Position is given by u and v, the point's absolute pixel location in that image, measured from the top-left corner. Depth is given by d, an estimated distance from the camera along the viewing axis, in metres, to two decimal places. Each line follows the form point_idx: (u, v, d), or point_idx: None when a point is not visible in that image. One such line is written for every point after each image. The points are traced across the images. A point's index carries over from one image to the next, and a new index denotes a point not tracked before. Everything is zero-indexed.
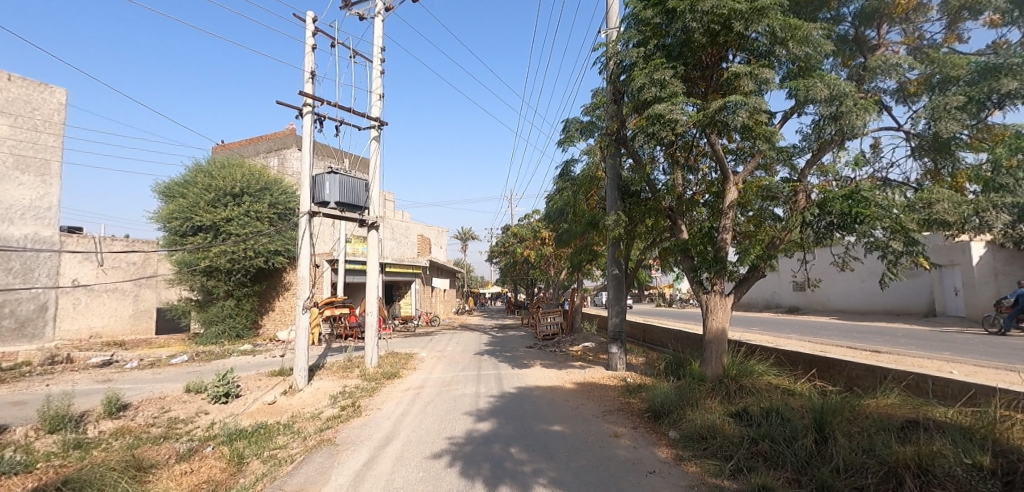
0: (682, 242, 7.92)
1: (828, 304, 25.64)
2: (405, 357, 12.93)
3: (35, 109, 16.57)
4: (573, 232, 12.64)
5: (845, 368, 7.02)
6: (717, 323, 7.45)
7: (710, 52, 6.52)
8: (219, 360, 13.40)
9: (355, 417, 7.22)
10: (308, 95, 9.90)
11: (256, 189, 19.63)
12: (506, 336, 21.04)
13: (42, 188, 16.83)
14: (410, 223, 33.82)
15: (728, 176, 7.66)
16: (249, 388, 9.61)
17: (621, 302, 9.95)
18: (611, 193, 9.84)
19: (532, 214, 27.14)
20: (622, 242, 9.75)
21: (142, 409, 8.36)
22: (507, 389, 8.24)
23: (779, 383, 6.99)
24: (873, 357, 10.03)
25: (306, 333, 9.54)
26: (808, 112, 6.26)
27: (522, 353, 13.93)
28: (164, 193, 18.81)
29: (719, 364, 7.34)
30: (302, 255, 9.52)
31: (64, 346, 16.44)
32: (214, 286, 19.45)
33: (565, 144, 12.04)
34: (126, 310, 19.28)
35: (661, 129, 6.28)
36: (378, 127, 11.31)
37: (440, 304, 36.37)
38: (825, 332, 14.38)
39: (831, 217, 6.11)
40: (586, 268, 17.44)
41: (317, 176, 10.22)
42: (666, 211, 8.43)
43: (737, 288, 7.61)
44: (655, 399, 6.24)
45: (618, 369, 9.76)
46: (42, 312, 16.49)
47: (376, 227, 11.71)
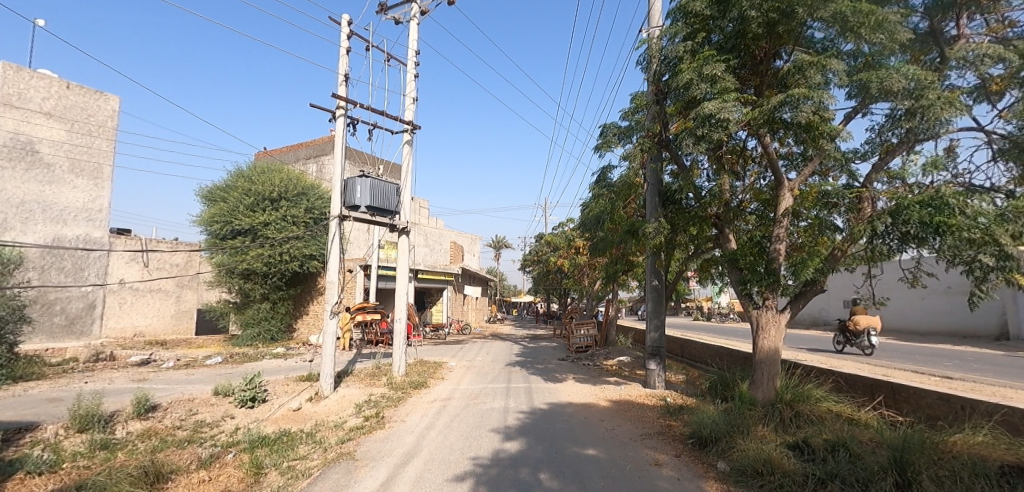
0: (730, 253, 7.34)
1: (882, 323, 23.97)
2: (433, 366, 12.67)
3: (90, 116, 17.53)
4: (609, 241, 12.10)
5: (918, 396, 6.17)
6: (769, 342, 6.77)
7: (764, 47, 6.05)
8: (251, 363, 13.55)
9: (377, 429, 6.95)
10: (342, 99, 9.87)
11: (293, 194, 20.09)
12: (538, 347, 20.53)
13: (95, 191, 17.71)
14: (443, 230, 33.93)
15: (781, 182, 7.05)
16: (276, 392, 9.56)
17: (661, 316, 9.36)
18: (652, 199, 9.42)
19: (565, 222, 26.58)
20: (662, 252, 9.16)
21: (170, 411, 8.41)
22: (537, 405, 7.78)
23: (840, 411, 6.23)
24: (948, 384, 8.99)
25: (332, 339, 9.42)
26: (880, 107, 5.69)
27: (554, 365, 13.41)
28: (206, 198, 19.42)
29: (771, 387, 6.65)
30: (331, 260, 9.40)
31: (109, 343, 17.15)
32: (251, 289, 19.90)
33: (603, 149, 11.59)
34: (169, 311, 19.95)
35: (711, 130, 5.79)
36: (411, 130, 11.18)
37: (472, 312, 36.22)
38: (886, 354, 13.18)
39: (907, 227, 5.40)
40: (622, 278, 16.77)
41: (348, 180, 10.14)
42: (712, 218, 7.84)
43: (792, 303, 6.94)
44: (699, 424, 5.65)
45: (657, 387, 9.13)
46: (91, 310, 17.24)
47: (407, 232, 11.52)
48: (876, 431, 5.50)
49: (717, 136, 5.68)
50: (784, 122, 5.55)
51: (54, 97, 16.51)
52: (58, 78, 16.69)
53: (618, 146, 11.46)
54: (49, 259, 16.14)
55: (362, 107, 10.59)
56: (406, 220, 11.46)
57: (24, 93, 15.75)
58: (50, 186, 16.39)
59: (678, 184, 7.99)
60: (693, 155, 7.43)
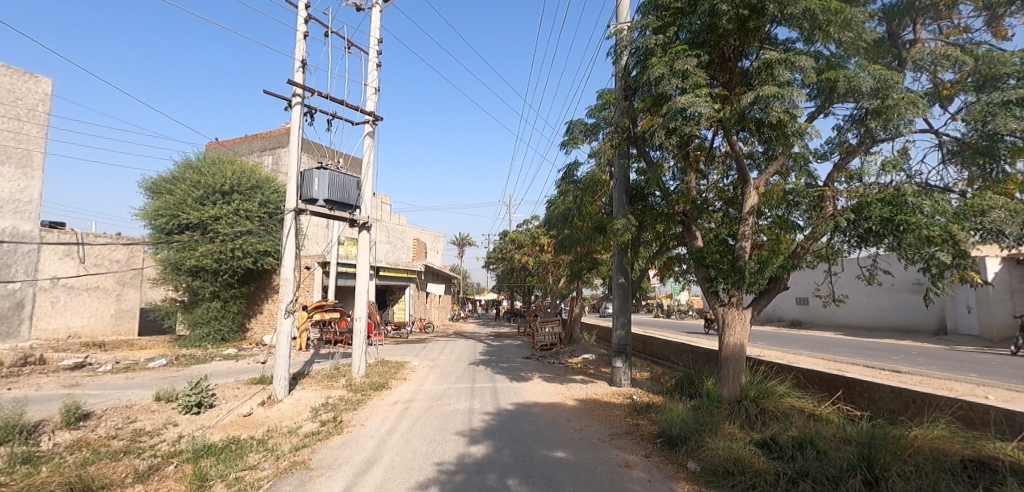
0: (697, 251, 7.34)
1: (832, 319, 25.17)
2: (395, 366, 12.25)
3: (18, 99, 15.98)
4: (576, 238, 12.02)
5: (875, 390, 6.35)
6: (735, 339, 6.79)
7: (733, 44, 6.07)
8: (199, 365, 12.67)
9: (335, 435, 6.53)
10: (299, 85, 9.31)
11: (247, 187, 19.08)
12: (503, 345, 20.35)
13: (24, 180, 16.16)
14: (407, 227, 33.24)
15: (748, 179, 7.11)
16: (226, 397, 8.91)
17: (628, 313, 9.32)
18: (619, 196, 9.36)
19: (530, 220, 26.53)
20: (629, 250, 9.13)
21: (104, 419, 7.65)
22: (503, 406, 7.56)
23: (802, 406, 6.33)
24: (894, 377, 9.42)
25: (287, 339, 8.88)
26: (848, 105, 5.88)
27: (520, 364, 13.25)
28: (150, 190, 18.12)
29: (736, 384, 6.64)
30: (286, 255, 8.84)
31: (38, 346, 15.71)
32: (200, 287, 18.75)
33: (569, 146, 11.49)
34: (109, 310, 18.49)
35: (682, 126, 5.71)
36: (373, 122, 10.71)
37: (436, 311, 35.66)
38: (835, 349, 13.78)
39: (870, 224, 5.52)
40: (587, 276, 16.81)
41: (305, 172, 9.58)
42: (678, 216, 7.81)
43: (757, 300, 6.99)
44: (669, 423, 5.58)
45: (623, 385, 9.09)
46: (18, 310, 15.77)
47: (368, 228, 11.05)
48: (838, 427, 5.59)
49: (688, 132, 5.60)
50: (755, 119, 5.55)
51: None
52: None
53: (584, 143, 11.39)
54: None
55: (320, 96, 10.04)
56: (367, 215, 10.98)
57: None
58: None
59: (647, 181, 7.93)
60: (661, 151, 7.38)
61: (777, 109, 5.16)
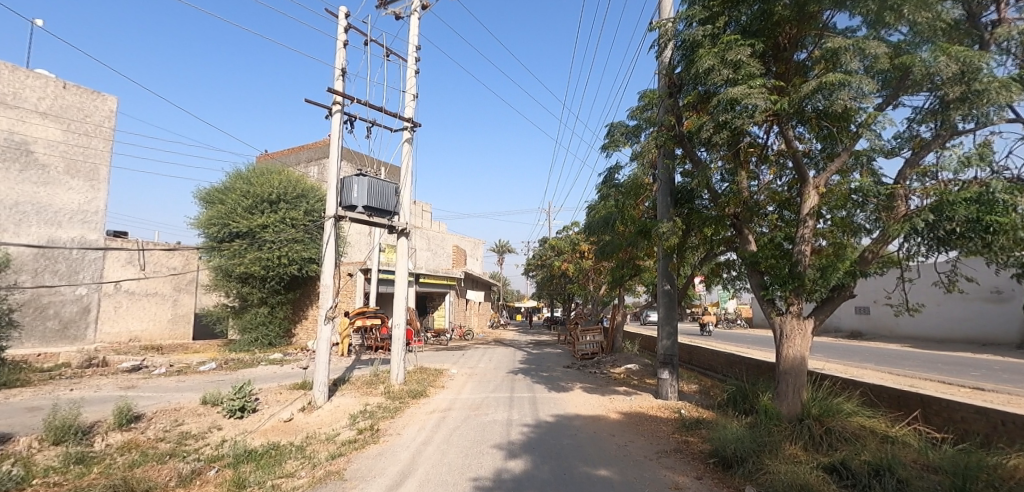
0: (750, 255, 6.85)
1: (897, 330, 23.39)
2: (434, 374, 12.19)
3: (87, 117, 17.26)
4: (619, 244, 11.61)
5: (957, 409, 5.64)
6: (795, 351, 6.23)
7: (788, 33, 5.67)
8: (246, 369, 13.10)
9: (371, 443, 6.44)
10: (339, 94, 9.47)
11: (292, 196, 19.77)
12: (542, 354, 19.97)
13: (91, 193, 17.38)
14: (445, 234, 33.54)
15: (806, 178, 6.58)
16: (268, 401, 9.08)
17: (674, 322, 8.85)
18: (663, 199, 8.93)
19: (569, 226, 26.04)
20: (675, 255, 8.68)
21: (154, 421, 7.94)
22: (543, 418, 7.27)
23: (874, 427, 5.71)
24: (982, 396, 8.42)
25: (327, 345, 8.96)
26: (921, 94, 5.47)
27: (560, 373, 12.90)
28: (204, 200, 19.05)
29: (797, 400, 6.09)
30: (326, 262, 8.95)
31: (103, 349, 16.76)
32: (249, 293, 19.49)
33: (610, 149, 11.13)
34: (165, 315, 19.54)
35: (734, 119, 5.33)
36: (411, 128, 10.77)
37: (474, 318, 35.68)
38: (907, 363, 12.61)
39: (953, 225, 4.92)
40: (629, 283, 16.26)
41: (345, 179, 9.71)
42: (729, 218, 7.33)
43: (819, 309, 6.40)
44: (723, 442, 5.13)
45: (670, 398, 8.59)
46: (85, 314, 16.91)
47: (406, 234, 11.08)
48: (919, 452, 4.97)
49: (741, 125, 5.21)
50: (816, 110, 5.11)
51: (50, 97, 16.22)
52: (54, 78, 16.42)
53: (626, 145, 11.04)
54: (43, 261, 15.86)
55: (360, 104, 10.19)
56: (405, 221, 11.02)
57: (19, 93, 15.45)
58: (44, 187, 16.07)
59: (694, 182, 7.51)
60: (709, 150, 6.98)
61: (844, 98, 4.71)
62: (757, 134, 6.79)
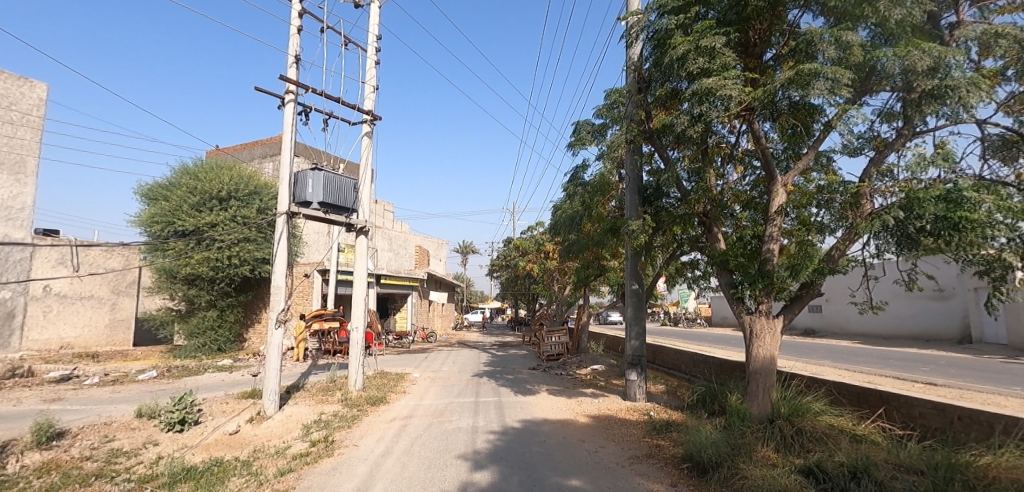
0: (719, 253, 6.78)
1: (847, 328, 24.53)
2: (395, 378, 11.65)
3: (12, 103, 15.70)
4: (585, 243, 11.44)
5: (914, 404, 5.74)
6: (765, 350, 6.16)
7: (760, 26, 5.65)
8: (190, 378, 12.13)
9: (325, 457, 5.92)
10: (292, 81, 8.85)
11: (245, 194, 18.72)
12: (508, 355, 19.67)
13: (16, 186, 15.79)
14: (409, 234, 32.79)
15: (775, 175, 6.56)
16: (212, 413, 8.34)
17: (642, 322, 8.72)
18: (631, 197, 8.80)
19: (535, 226, 25.90)
20: (643, 254, 8.57)
21: (79, 438, 7.09)
22: (510, 424, 6.93)
23: (841, 426, 5.70)
24: (931, 391, 8.74)
25: (279, 350, 8.33)
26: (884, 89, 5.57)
27: (526, 375, 12.64)
28: (146, 196, 17.70)
29: (767, 400, 6.01)
30: (278, 261, 8.31)
31: (29, 357, 15.24)
32: (197, 295, 18.27)
33: (576, 147, 10.95)
34: (103, 320, 18.01)
35: (708, 109, 5.25)
36: (372, 121, 10.24)
37: (439, 319, 35.05)
38: (856, 359, 13.09)
39: (922, 222, 4.94)
40: (594, 284, 16.21)
41: (299, 173, 9.08)
42: (698, 216, 7.24)
43: (787, 308, 6.36)
44: (698, 447, 4.93)
45: (638, 400, 8.43)
46: (8, 319, 15.33)
47: (366, 233, 10.52)
48: (887, 451, 4.95)
49: (716, 115, 5.10)
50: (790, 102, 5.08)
51: None
52: None
53: (592, 144, 10.91)
54: None
55: (315, 93, 9.59)
56: (364, 219, 10.46)
57: None
58: None
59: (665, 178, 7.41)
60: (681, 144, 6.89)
61: (819, 88, 4.67)
62: (725, 131, 6.79)
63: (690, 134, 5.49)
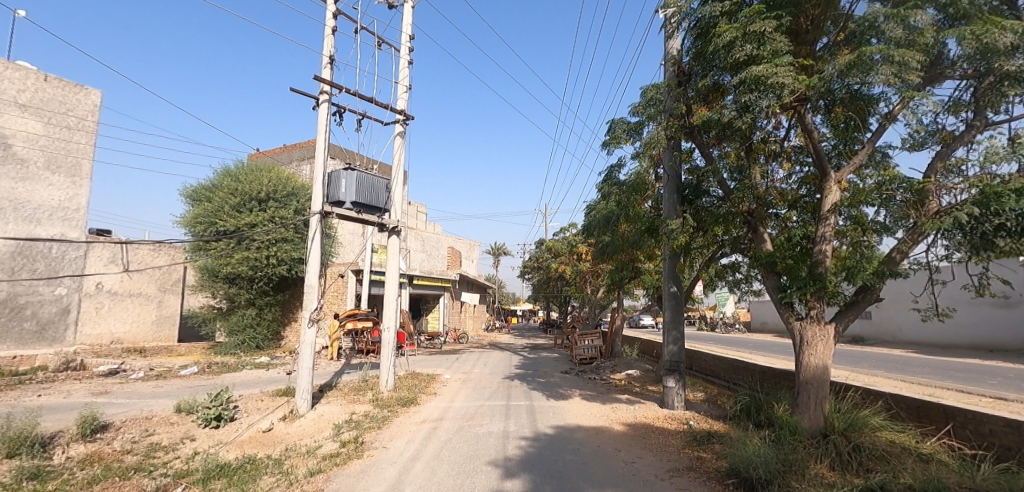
0: (766, 254, 6.37)
1: (900, 335, 23.06)
2: (426, 379, 11.63)
3: (69, 110, 16.64)
4: (620, 244, 11.10)
5: (984, 421, 5.16)
6: (817, 359, 5.70)
7: (813, 11, 5.34)
8: (229, 374, 12.50)
9: (354, 459, 5.87)
10: (326, 82, 8.94)
11: (282, 195, 19.21)
12: (539, 358, 19.42)
13: (72, 189, 16.72)
14: (441, 235, 33.02)
15: (828, 171, 6.12)
16: (247, 409, 8.49)
17: (680, 326, 8.33)
18: (669, 196, 8.45)
19: (567, 228, 25.52)
20: (682, 255, 8.21)
21: (122, 431, 7.34)
22: (541, 430, 6.72)
23: (905, 443, 5.20)
24: (1005, 407, 7.96)
25: (311, 349, 8.39)
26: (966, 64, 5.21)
27: (558, 379, 12.39)
28: (190, 197, 18.44)
29: (820, 413, 5.57)
30: (311, 260, 8.38)
31: (82, 351, 16.10)
32: (236, 293, 18.87)
33: (611, 145, 10.65)
34: (150, 316, 18.86)
35: (757, 99, 4.98)
36: (404, 121, 10.24)
37: (469, 320, 35.10)
38: (915, 369, 12.20)
39: (1004, 219, 4.45)
40: (628, 286, 15.80)
41: (332, 173, 9.16)
42: (744, 215, 6.84)
43: (842, 314, 5.89)
44: (743, 462, 4.59)
45: (676, 408, 8.06)
46: (64, 315, 16.23)
47: (397, 233, 10.52)
48: (960, 474, 4.46)
49: (767, 104, 4.83)
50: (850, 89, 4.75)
51: (30, 90, 15.62)
52: (35, 69, 15.79)
53: (628, 142, 10.59)
54: (20, 260, 15.18)
55: (349, 94, 9.66)
56: (396, 218, 10.46)
57: None
58: (23, 182, 15.44)
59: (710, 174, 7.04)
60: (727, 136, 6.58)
61: (884, 72, 4.34)
62: (771, 123, 6.43)
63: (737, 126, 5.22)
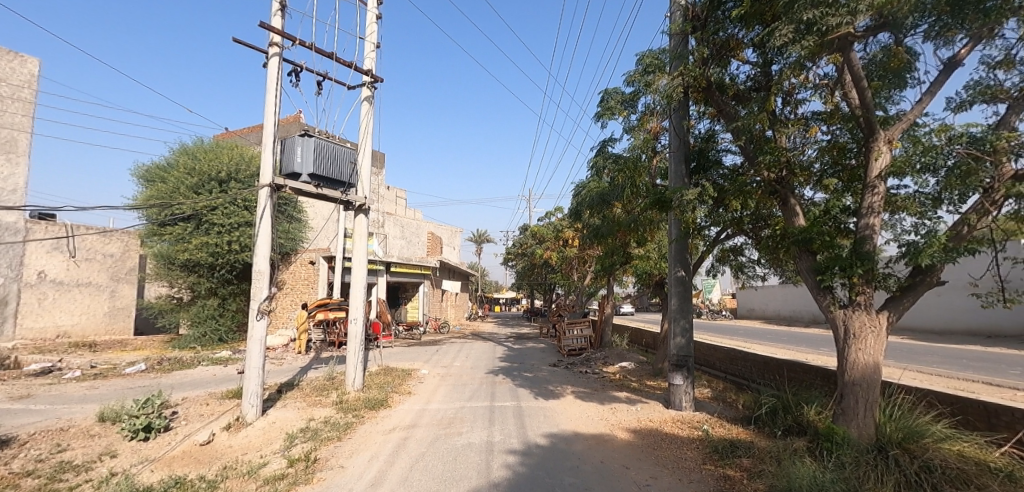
0: (798, 230, 5.33)
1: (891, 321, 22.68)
2: (400, 376, 10.47)
3: (0, 78, 14.76)
4: (615, 224, 9.96)
5: None
6: (866, 356, 4.66)
7: None
8: (180, 372, 11.19)
9: (301, 483, 4.69)
10: (276, 31, 7.57)
11: (246, 175, 17.72)
12: (524, 349, 18.45)
13: (6, 167, 14.94)
14: (422, 221, 31.76)
15: (876, 126, 5.03)
16: (188, 417, 7.25)
17: (689, 316, 7.32)
18: (676, 166, 7.37)
19: (553, 212, 24.44)
20: (691, 235, 7.18)
21: (26, 448, 6.05)
22: (533, 440, 5.64)
23: (977, 455, 4.18)
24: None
25: (261, 346, 7.17)
26: None
27: (546, 373, 11.41)
28: (143, 178, 16.81)
29: (870, 422, 4.58)
30: (259, 242, 7.09)
31: (22, 347, 14.54)
32: (197, 283, 17.39)
33: (605, 117, 9.62)
34: (102, 308, 17.25)
35: (823, 16, 4.59)
36: (372, 84, 8.94)
37: (452, 309, 34.06)
38: (920, 358, 11.56)
39: None
40: (618, 272, 14.89)
41: (287, 140, 7.88)
42: (771, 184, 5.76)
43: (894, 300, 4.83)
44: (792, 485, 3.59)
45: (683, 408, 7.08)
46: (1, 307, 14.60)
47: (365, 211, 9.24)
48: None
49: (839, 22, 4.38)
50: None
51: None
52: None
53: (623, 114, 9.53)
54: None
55: (305, 49, 8.29)
56: (363, 195, 9.16)
57: None
58: None
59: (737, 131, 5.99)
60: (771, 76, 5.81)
61: None
62: (808, 63, 5.41)
63: (796, 51, 4.72)
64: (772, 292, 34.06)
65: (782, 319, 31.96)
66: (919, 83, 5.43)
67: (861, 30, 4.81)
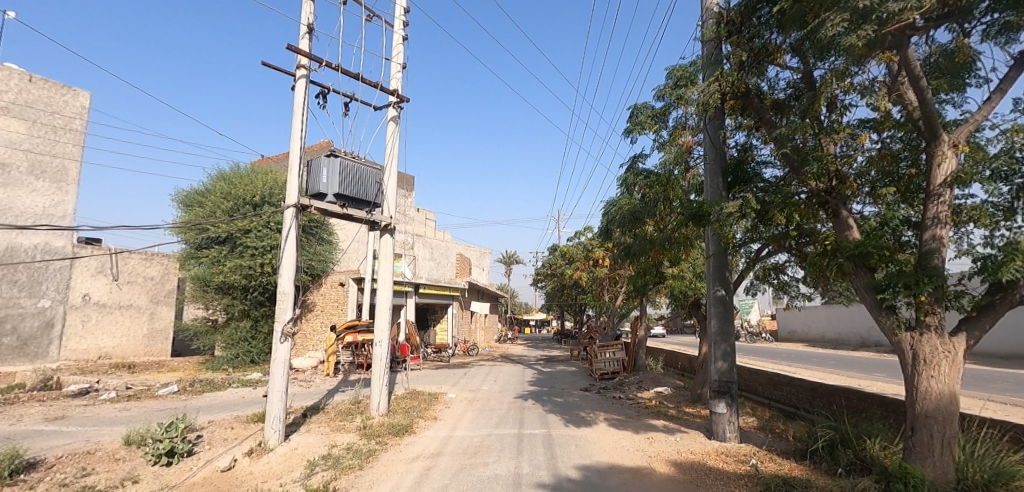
0: (852, 244, 4.85)
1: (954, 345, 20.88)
2: (426, 400, 10.18)
3: (56, 112, 15.78)
4: (647, 242, 9.56)
5: None
6: (940, 385, 4.11)
7: None
8: (210, 394, 11.29)
9: None
10: (303, 54, 7.72)
11: (278, 199, 18.17)
12: (554, 373, 17.87)
13: (58, 195, 15.82)
14: (449, 242, 31.86)
15: (939, 130, 4.59)
16: (212, 441, 7.18)
17: (730, 339, 6.81)
18: (712, 179, 7.00)
19: (581, 231, 24.03)
20: (730, 251, 6.76)
21: (54, 471, 6.06)
22: (563, 473, 5.25)
23: None
24: None
25: (284, 369, 7.06)
26: None
27: (577, 398, 10.91)
28: (183, 203, 17.51)
29: (951, 461, 4.00)
30: (284, 263, 7.07)
31: (65, 367, 15.07)
32: (230, 305, 17.76)
33: (636, 131, 9.37)
34: (141, 330, 17.80)
35: (881, 4, 4.27)
36: (397, 104, 9.00)
37: (480, 331, 33.71)
38: (994, 386, 10.45)
39: None
40: (651, 293, 14.32)
41: (313, 161, 7.95)
42: (820, 193, 5.33)
43: (970, 321, 4.29)
44: None
45: (728, 439, 6.52)
46: (48, 329, 15.25)
47: (390, 231, 9.18)
48: None
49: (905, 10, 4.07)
50: None
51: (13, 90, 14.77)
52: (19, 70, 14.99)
53: (654, 128, 9.25)
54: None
55: (332, 71, 8.44)
56: (389, 215, 9.11)
57: None
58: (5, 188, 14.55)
59: (780, 138, 5.62)
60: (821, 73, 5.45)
61: None
62: (859, 62, 5.03)
63: (849, 44, 4.40)
64: (816, 313, 32.25)
65: (828, 343, 30.10)
66: (985, 83, 5.00)
67: (919, 23, 4.46)
